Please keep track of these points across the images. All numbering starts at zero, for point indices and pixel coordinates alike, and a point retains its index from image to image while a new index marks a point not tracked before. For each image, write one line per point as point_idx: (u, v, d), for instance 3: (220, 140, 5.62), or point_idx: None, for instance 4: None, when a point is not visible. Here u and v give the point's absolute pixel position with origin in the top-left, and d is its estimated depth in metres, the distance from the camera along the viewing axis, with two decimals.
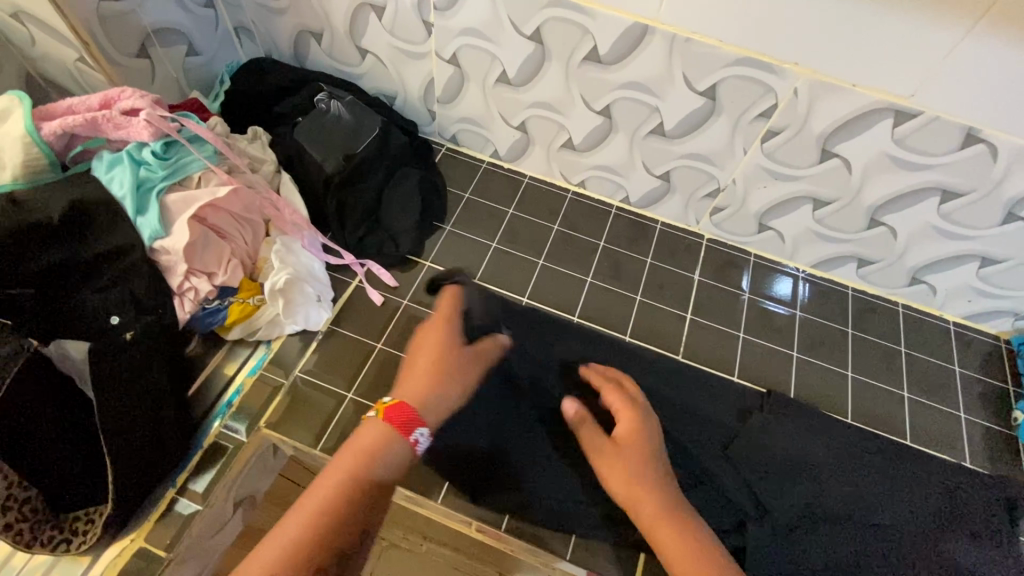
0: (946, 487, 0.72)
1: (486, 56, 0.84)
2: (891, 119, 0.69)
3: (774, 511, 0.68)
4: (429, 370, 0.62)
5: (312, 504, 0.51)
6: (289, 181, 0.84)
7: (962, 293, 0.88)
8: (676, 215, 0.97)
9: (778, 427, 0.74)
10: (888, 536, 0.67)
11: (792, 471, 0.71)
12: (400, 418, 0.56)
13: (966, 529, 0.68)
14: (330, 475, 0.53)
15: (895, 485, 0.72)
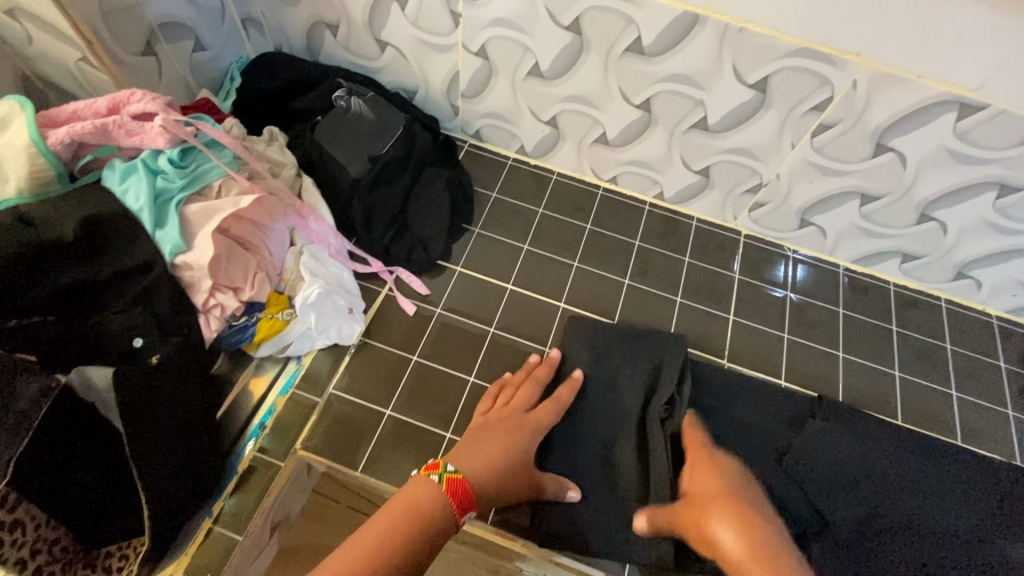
0: (1005, 491, 0.71)
1: (517, 47, 0.79)
2: (954, 112, 0.66)
3: (836, 526, 0.66)
4: (494, 469, 0.60)
5: (377, 534, 0.48)
6: (311, 185, 0.80)
7: (1008, 288, 0.86)
8: (711, 211, 0.93)
9: (834, 433, 0.71)
10: (949, 543, 0.65)
11: (852, 479, 0.68)
12: (458, 493, 0.54)
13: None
14: (390, 514, 0.50)
15: (948, 489, 0.70)
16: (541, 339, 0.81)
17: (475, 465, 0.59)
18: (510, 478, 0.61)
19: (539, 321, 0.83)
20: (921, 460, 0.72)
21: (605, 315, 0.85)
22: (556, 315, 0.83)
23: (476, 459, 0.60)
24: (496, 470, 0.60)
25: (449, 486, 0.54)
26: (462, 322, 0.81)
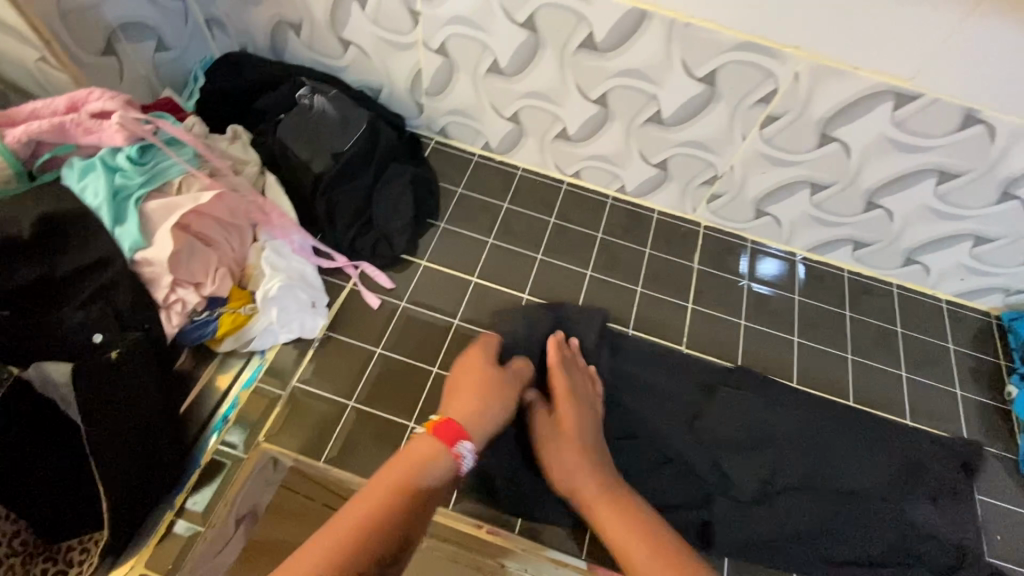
0: (910, 453, 0.76)
1: (476, 45, 0.81)
2: (891, 102, 0.69)
3: (739, 486, 0.72)
4: (478, 387, 0.66)
5: (382, 486, 0.54)
6: (275, 182, 0.81)
7: (955, 272, 0.89)
8: (672, 204, 0.96)
9: (760, 408, 0.78)
10: (850, 503, 0.72)
11: (758, 442, 0.75)
12: (450, 433, 0.60)
13: (920, 491, 0.74)
14: (395, 468, 0.56)
15: (864, 454, 0.76)
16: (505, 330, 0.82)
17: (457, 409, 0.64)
18: (499, 390, 0.66)
19: (503, 312, 0.84)
20: (838, 426, 0.79)
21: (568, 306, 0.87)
22: (520, 307, 0.85)
23: (458, 405, 0.64)
24: (482, 395, 0.65)
25: (441, 429, 0.60)
26: (427, 315, 0.82)
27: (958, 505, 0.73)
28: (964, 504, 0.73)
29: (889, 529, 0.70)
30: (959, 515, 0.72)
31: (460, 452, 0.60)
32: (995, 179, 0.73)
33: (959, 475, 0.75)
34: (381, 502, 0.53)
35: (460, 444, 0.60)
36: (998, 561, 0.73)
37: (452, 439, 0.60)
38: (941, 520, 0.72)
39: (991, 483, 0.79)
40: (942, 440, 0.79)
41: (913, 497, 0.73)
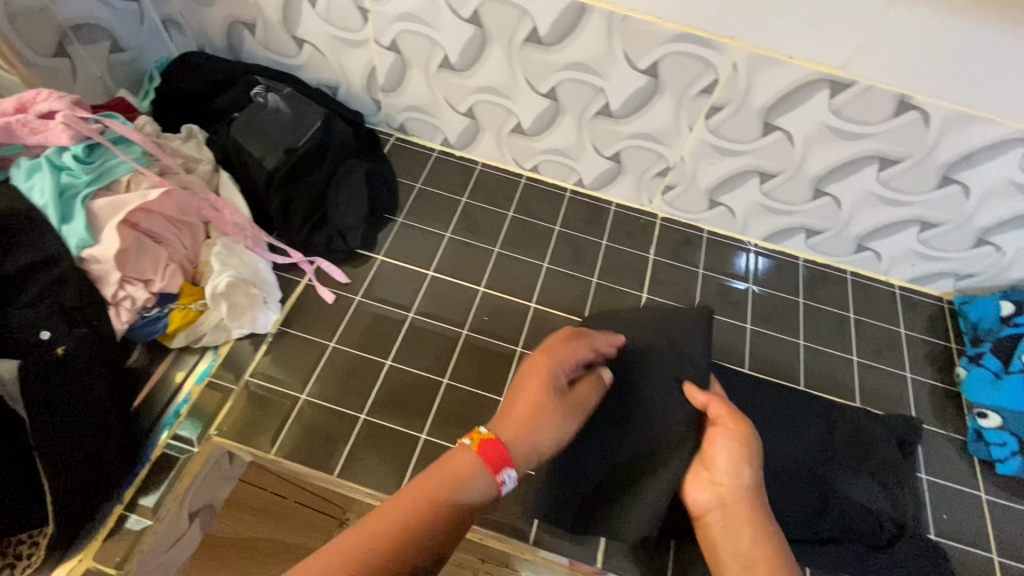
0: (852, 428, 0.78)
1: (425, 41, 0.82)
2: (827, 90, 0.70)
3: None
4: (521, 415, 0.54)
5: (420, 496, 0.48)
6: (227, 179, 0.81)
7: (906, 258, 0.90)
8: (629, 196, 0.97)
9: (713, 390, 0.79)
10: (789, 481, 0.73)
11: None
12: (497, 455, 0.51)
13: (862, 470, 0.75)
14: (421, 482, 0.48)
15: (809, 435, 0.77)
16: (459, 322, 0.83)
17: (506, 419, 0.53)
18: (551, 407, 0.55)
19: (458, 305, 0.85)
20: (791, 408, 0.79)
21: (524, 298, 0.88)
22: (475, 299, 0.86)
23: (517, 409, 0.54)
24: (534, 416, 0.54)
25: (486, 448, 0.51)
26: (381, 308, 0.83)
27: (898, 482, 0.75)
28: (903, 483, 0.75)
29: (833, 506, 0.72)
30: (896, 492, 0.74)
31: (502, 477, 0.50)
32: (934, 164, 0.74)
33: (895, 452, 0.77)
34: (399, 518, 0.46)
35: (504, 470, 0.50)
36: (940, 538, 0.74)
37: (496, 461, 0.51)
38: (880, 498, 0.73)
39: (938, 463, 0.80)
40: (885, 420, 0.80)
41: (854, 475, 0.74)
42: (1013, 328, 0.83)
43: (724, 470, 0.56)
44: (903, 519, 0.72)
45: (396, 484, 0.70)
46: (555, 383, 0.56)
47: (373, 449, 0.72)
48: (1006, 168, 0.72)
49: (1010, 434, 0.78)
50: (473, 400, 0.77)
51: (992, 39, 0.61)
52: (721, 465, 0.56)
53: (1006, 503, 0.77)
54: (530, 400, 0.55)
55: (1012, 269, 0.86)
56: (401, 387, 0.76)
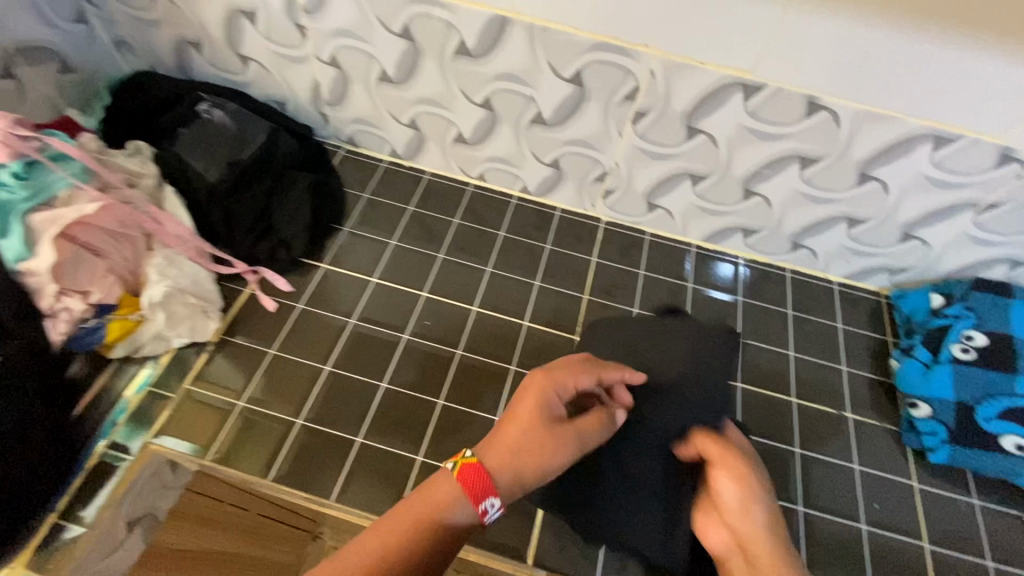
0: (764, 419, 0.83)
1: (363, 55, 0.85)
2: (741, 93, 0.73)
3: None
4: (525, 446, 0.51)
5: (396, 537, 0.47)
6: (172, 193, 0.83)
7: (840, 254, 0.92)
8: (572, 201, 0.99)
9: None
10: None
11: None
12: (475, 483, 0.49)
13: (767, 449, 0.80)
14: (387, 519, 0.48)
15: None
16: (400, 327, 0.85)
17: (496, 453, 0.51)
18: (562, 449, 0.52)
19: (400, 310, 0.87)
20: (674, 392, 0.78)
21: (466, 302, 0.89)
22: (417, 304, 0.88)
23: (504, 438, 0.52)
24: (541, 450, 0.51)
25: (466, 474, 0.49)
26: (323, 315, 0.85)
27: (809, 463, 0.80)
28: (812, 464, 0.79)
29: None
30: (805, 472, 0.79)
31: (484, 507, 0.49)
32: (851, 162, 0.77)
33: (801, 436, 0.82)
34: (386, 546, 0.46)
35: (486, 500, 0.49)
36: (871, 527, 0.75)
37: (479, 495, 0.49)
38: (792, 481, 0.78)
39: (871, 453, 0.82)
40: (793, 404, 0.85)
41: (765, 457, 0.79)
42: (942, 319, 0.86)
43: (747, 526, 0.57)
44: (821, 501, 0.77)
45: (328, 486, 0.71)
46: (557, 425, 0.53)
47: (310, 452, 0.73)
48: (918, 163, 0.75)
49: (940, 423, 0.80)
50: (410, 402, 0.78)
51: (884, 39, 0.64)
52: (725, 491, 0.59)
53: (937, 490, 0.79)
54: (522, 431, 0.52)
55: (940, 262, 0.89)
56: (340, 391, 0.78)
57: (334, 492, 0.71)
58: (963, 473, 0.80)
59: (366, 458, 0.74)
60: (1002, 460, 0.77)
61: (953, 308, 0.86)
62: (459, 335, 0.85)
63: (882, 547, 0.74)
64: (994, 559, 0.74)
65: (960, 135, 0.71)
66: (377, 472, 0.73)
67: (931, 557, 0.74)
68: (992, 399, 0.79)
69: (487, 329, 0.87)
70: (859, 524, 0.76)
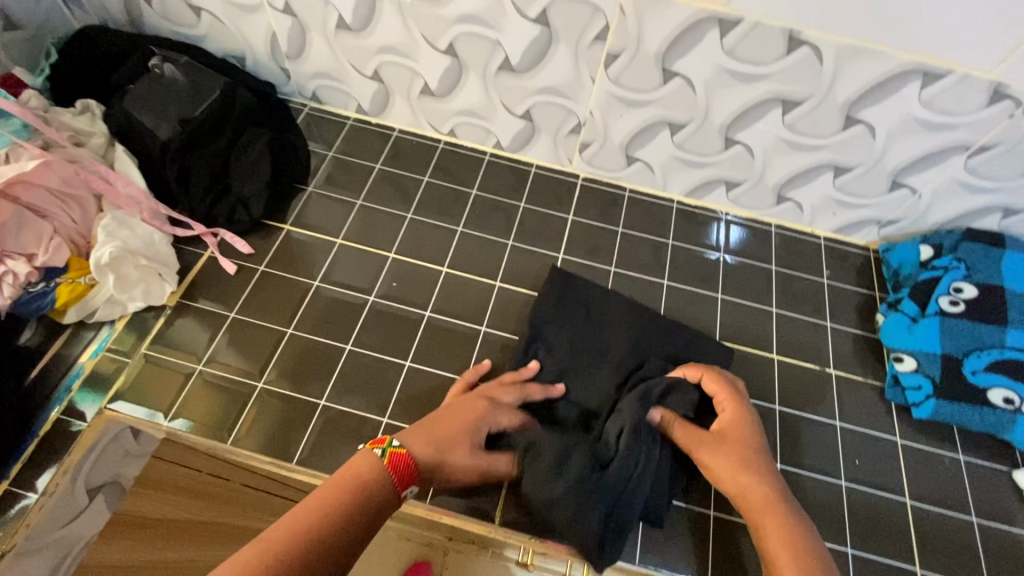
0: (745, 378, 0.80)
1: (318, 1, 0.80)
2: (716, 29, 0.69)
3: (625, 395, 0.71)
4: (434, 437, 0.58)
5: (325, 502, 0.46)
6: (122, 153, 0.80)
7: (826, 206, 0.88)
8: (548, 157, 0.95)
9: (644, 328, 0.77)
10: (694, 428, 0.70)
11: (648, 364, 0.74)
12: (399, 469, 0.52)
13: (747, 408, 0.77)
14: (337, 482, 0.48)
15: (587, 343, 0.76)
16: (366, 288, 0.82)
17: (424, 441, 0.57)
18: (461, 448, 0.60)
19: (367, 271, 0.84)
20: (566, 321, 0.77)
21: (435, 263, 0.86)
22: (385, 265, 0.85)
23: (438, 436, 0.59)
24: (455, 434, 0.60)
25: (395, 460, 0.52)
26: (285, 277, 0.82)
27: (791, 422, 0.77)
28: (793, 423, 0.77)
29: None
30: (785, 431, 0.76)
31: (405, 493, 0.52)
32: (836, 104, 0.73)
33: (782, 393, 0.79)
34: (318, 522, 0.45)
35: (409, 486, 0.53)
36: (850, 483, 0.74)
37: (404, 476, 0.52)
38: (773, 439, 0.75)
39: (853, 410, 0.79)
40: (774, 362, 0.82)
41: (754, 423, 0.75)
42: (931, 272, 0.83)
43: (747, 491, 0.59)
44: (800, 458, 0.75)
45: (290, 449, 0.69)
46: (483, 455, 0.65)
47: (271, 416, 0.71)
48: (906, 102, 0.71)
49: (924, 377, 0.77)
50: (376, 365, 0.76)
51: None
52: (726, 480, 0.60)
53: (921, 447, 0.77)
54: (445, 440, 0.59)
55: (930, 213, 0.85)
56: (303, 355, 0.76)
57: (296, 456, 0.69)
58: (949, 428, 0.78)
59: (333, 420, 0.72)
60: (988, 414, 0.74)
61: (942, 261, 0.83)
62: (428, 296, 0.83)
63: (863, 506, 0.72)
64: (978, 514, 0.72)
65: (952, 70, 0.66)
66: (341, 436, 0.71)
67: (912, 513, 0.72)
68: (980, 353, 0.76)
69: (458, 290, 0.84)
70: (839, 481, 0.74)
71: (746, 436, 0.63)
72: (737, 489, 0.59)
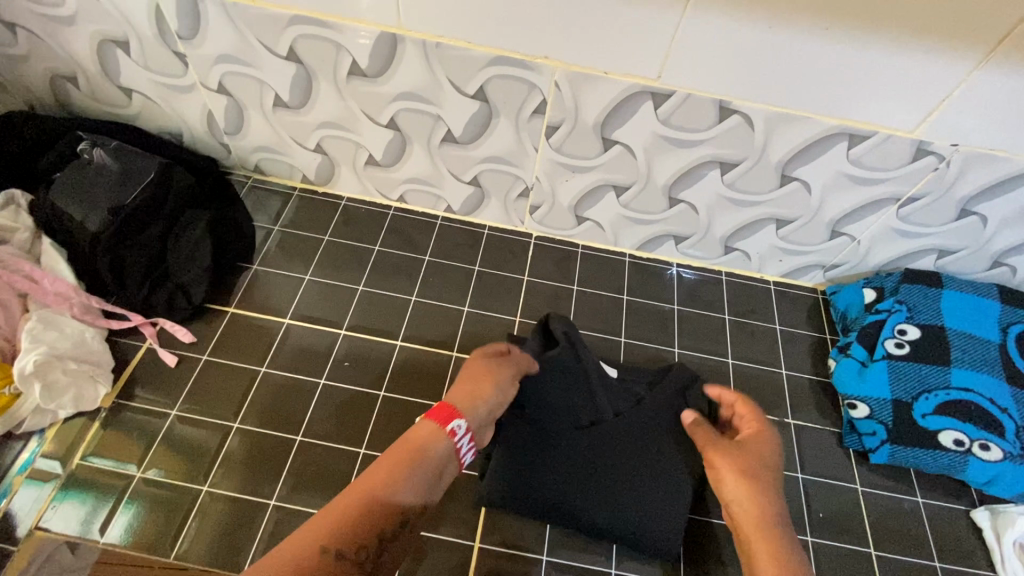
0: None
1: (253, 81, 0.78)
2: (650, 101, 0.70)
3: (588, 445, 0.70)
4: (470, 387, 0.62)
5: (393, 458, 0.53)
6: (50, 246, 0.78)
7: (773, 254, 0.90)
8: (499, 218, 0.95)
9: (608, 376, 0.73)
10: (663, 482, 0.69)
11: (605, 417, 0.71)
12: (446, 413, 0.58)
13: None
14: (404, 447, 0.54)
15: (573, 388, 0.71)
16: (317, 369, 0.79)
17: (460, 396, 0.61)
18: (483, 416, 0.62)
19: (318, 351, 0.81)
20: (554, 371, 0.71)
21: (389, 336, 0.84)
22: (338, 341, 0.82)
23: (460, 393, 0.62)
24: (488, 380, 0.64)
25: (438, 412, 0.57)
26: (231, 364, 0.78)
27: None
28: None
29: (694, 525, 0.72)
30: None
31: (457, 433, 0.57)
32: (771, 164, 0.75)
33: None
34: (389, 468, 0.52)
35: (453, 422, 0.57)
36: (816, 537, 0.74)
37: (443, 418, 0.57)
38: None
39: (814, 459, 0.80)
40: None
41: None
42: (876, 314, 0.85)
43: (743, 495, 0.57)
44: None
45: (240, 556, 0.66)
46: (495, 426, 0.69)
47: (217, 520, 0.67)
48: (837, 161, 0.73)
49: (878, 423, 0.78)
50: (329, 454, 0.73)
51: (787, 40, 0.61)
52: (727, 487, 0.58)
53: (881, 492, 0.78)
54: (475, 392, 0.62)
55: (871, 256, 0.87)
56: (251, 450, 0.72)
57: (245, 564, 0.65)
58: (906, 470, 0.79)
59: (286, 519, 0.68)
60: (941, 457, 0.76)
61: (884, 303, 0.85)
62: (383, 373, 0.80)
63: (830, 560, 0.72)
64: (941, 558, 0.73)
65: (875, 132, 0.69)
66: None
67: (878, 562, 0.73)
68: (928, 395, 0.78)
69: (414, 364, 0.81)
70: (805, 536, 0.74)
71: (769, 450, 0.61)
72: (742, 492, 0.57)
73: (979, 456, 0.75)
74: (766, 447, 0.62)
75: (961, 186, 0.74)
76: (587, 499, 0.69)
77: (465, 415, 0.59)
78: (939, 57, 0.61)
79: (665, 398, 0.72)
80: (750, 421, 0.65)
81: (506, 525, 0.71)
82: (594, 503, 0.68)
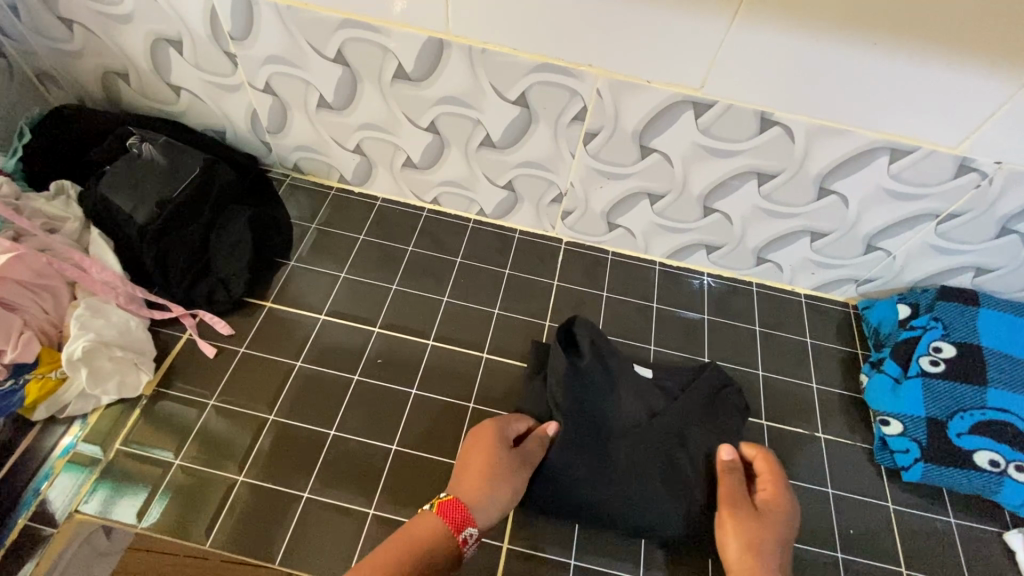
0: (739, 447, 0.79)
1: (299, 82, 0.80)
2: (691, 111, 0.71)
3: (627, 446, 0.70)
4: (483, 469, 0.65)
5: (398, 551, 0.56)
6: (98, 237, 0.80)
7: (804, 267, 0.90)
8: (531, 222, 0.96)
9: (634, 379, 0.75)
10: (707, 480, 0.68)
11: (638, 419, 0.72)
12: (458, 513, 0.60)
13: None
14: (403, 541, 0.57)
15: (603, 395, 0.73)
16: (350, 365, 0.80)
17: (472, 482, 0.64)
18: (505, 483, 0.64)
19: (350, 348, 0.82)
20: (584, 379, 0.73)
21: (421, 335, 0.85)
22: (371, 339, 0.83)
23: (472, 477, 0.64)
24: (502, 464, 0.65)
25: (447, 508, 0.60)
26: (267, 357, 0.80)
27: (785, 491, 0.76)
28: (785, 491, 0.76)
29: None
30: None
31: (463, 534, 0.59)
32: (809, 176, 0.75)
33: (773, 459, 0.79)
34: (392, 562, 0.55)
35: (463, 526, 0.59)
36: (845, 553, 0.73)
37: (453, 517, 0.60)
38: None
39: (844, 475, 0.79)
40: (766, 428, 0.81)
41: None
42: (911, 331, 0.84)
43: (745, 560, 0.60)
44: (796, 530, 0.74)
45: (273, 546, 0.67)
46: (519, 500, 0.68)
47: (249, 510, 0.68)
48: (877, 175, 0.73)
49: (912, 440, 0.77)
50: (361, 449, 0.74)
51: (832, 53, 0.62)
52: (730, 549, 0.61)
53: (913, 510, 0.77)
54: (488, 473, 0.64)
55: (905, 272, 0.87)
56: (284, 442, 0.73)
57: (277, 555, 0.66)
58: (938, 490, 0.78)
59: (317, 512, 0.69)
60: (976, 477, 0.74)
61: (920, 320, 0.84)
62: (414, 372, 0.81)
63: None
64: None
65: (917, 147, 0.68)
66: (326, 529, 0.68)
67: None
68: (963, 414, 0.77)
69: (445, 364, 0.82)
70: (835, 552, 0.73)
71: (783, 519, 0.63)
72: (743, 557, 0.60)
73: (1015, 477, 0.74)
74: (780, 514, 0.64)
75: (1003, 204, 0.73)
76: (634, 502, 0.67)
77: (474, 516, 0.61)
78: (985, 76, 0.61)
79: (697, 399, 0.73)
80: (768, 484, 0.66)
81: (534, 527, 0.71)
82: (640, 504, 0.67)
